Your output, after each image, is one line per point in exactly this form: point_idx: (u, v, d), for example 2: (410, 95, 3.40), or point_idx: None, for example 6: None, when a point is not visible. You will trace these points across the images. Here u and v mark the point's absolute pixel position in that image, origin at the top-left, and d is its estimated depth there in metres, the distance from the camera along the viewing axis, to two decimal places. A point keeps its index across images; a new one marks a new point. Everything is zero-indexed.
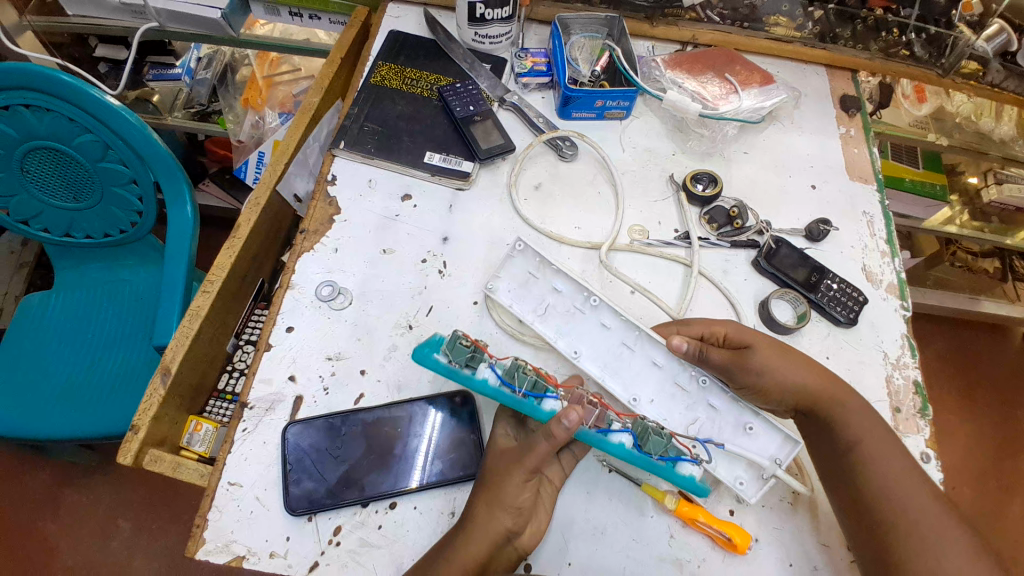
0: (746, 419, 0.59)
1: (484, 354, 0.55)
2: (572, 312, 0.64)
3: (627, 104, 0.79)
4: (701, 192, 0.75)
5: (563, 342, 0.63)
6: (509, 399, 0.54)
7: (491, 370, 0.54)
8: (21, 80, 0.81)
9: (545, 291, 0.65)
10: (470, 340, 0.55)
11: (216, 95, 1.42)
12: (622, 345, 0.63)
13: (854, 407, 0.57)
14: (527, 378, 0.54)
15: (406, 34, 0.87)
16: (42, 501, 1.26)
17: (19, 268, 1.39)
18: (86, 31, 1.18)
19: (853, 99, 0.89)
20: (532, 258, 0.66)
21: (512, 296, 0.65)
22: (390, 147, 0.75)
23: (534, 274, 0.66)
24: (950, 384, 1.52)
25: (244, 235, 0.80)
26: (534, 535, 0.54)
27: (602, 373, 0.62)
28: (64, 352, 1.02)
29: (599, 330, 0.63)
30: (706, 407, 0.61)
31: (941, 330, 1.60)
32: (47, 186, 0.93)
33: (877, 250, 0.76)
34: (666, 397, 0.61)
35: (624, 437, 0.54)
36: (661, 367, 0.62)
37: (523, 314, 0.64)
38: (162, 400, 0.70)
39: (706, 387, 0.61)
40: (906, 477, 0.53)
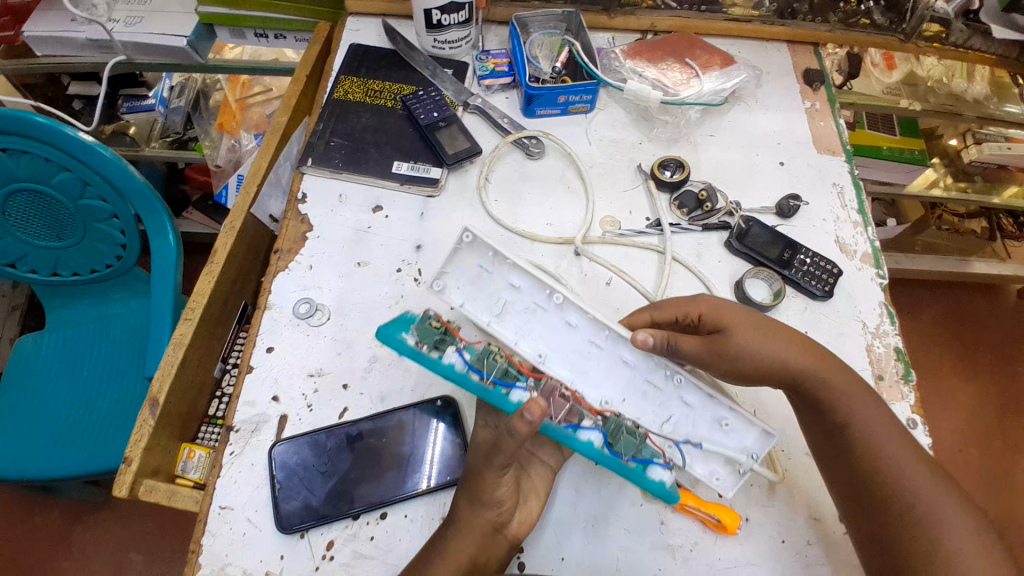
0: (721, 415, 0.57)
1: (454, 339, 0.54)
2: (533, 309, 0.58)
3: (590, 97, 0.80)
4: (669, 179, 0.75)
5: (525, 344, 0.57)
6: (474, 385, 0.53)
7: (458, 355, 0.54)
8: None
9: (502, 288, 0.58)
10: (440, 322, 0.54)
11: (191, 122, 1.43)
12: (590, 343, 0.57)
13: (840, 381, 0.55)
14: (496, 366, 0.54)
15: (366, 47, 0.87)
16: (52, 541, 1.27)
17: (11, 311, 1.41)
18: (56, 70, 1.18)
19: (817, 72, 0.89)
20: (484, 252, 0.57)
21: (465, 295, 0.57)
22: (358, 161, 0.75)
23: (489, 268, 0.58)
24: (948, 346, 1.52)
25: (222, 260, 0.81)
26: (521, 531, 0.55)
27: (570, 376, 0.57)
28: (60, 390, 1.02)
29: (564, 329, 0.58)
30: (680, 403, 0.57)
31: (933, 293, 1.60)
32: (31, 228, 0.93)
33: (850, 221, 0.77)
34: (638, 395, 0.57)
35: (593, 434, 0.54)
36: (630, 365, 0.58)
37: (477, 315, 0.57)
38: (153, 430, 0.71)
39: (679, 385, 0.57)
40: (897, 446, 0.53)
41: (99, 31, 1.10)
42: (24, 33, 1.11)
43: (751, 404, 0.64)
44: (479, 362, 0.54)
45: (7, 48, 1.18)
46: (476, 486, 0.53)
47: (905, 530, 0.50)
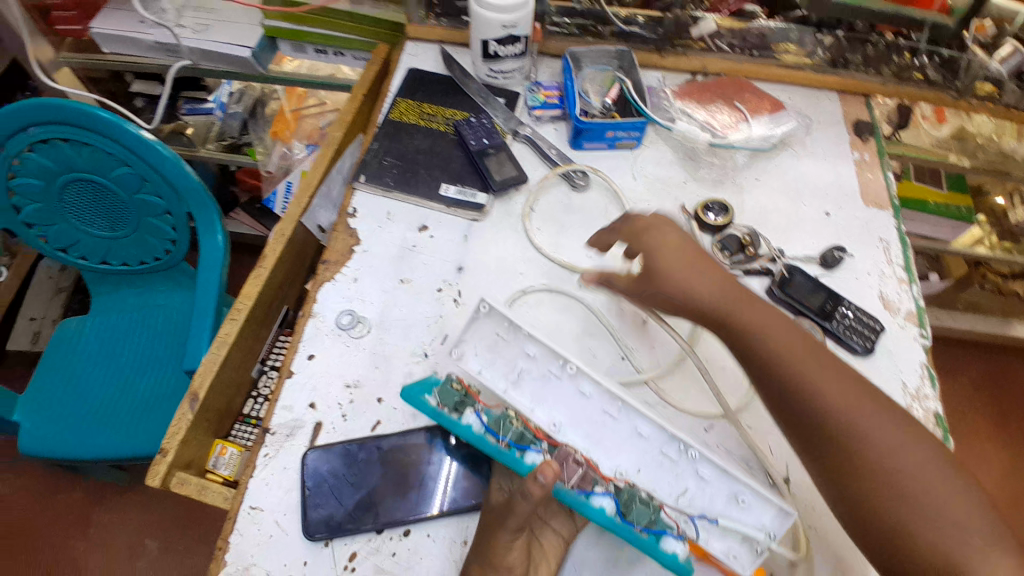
0: (738, 490, 0.56)
1: (474, 402, 0.60)
2: (547, 376, 0.61)
3: (637, 134, 0.81)
4: (713, 221, 0.76)
5: (540, 411, 0.61)
6: (491, 447, 0.57)
7: (476, 417, 0.59)
8: (63, 118, 0.86)
9: (517, 355, 0.62)
10: (461, 386, 0.61)
11: (247, 128, 1.48)
12: (604, 413, 0.60)
13: (816, 371, 0.52)
14: (511, 429, 0.58)
15: (423, 71, 0.90)
16: (73, 519, 1.32)
17: (57, 293, 1.55)
18: (121, 68, 1.24)
19: (867, 124, 0.89)
20: (500, 320, 0.62)
21: (482, 361, 0.62)
22: (409, 181, 0.78)
23: (504, 336, 0.62)
24: (984, 409, 1.48)
25: (270, 265, 0.84)
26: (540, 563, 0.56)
27: (584, 444, 0.60)
28: (102, 374, 1.07)
29: (578, 398, 0.61)
30: (695, 476, 0.58)
31: (971, 353, 1.56)
32: (84, 216, 0.98)
33: (894, 277, 0.76)
34: (653, 467, 0.59)
35: (606, 501, 0.56)
36: (646, 437, 0.59)
37: (494, 383, 0.61)
38: (190, 424, 0.73)
39: (695, 460, 0.58)
40: (890, 443, 0.49)
41: (167, 36, 1.16)
42: (92, 29, 1.17)
43: (783, 454, 0.64)
44: (496, 426, 0.59)
45: (74, 42, 1.25)
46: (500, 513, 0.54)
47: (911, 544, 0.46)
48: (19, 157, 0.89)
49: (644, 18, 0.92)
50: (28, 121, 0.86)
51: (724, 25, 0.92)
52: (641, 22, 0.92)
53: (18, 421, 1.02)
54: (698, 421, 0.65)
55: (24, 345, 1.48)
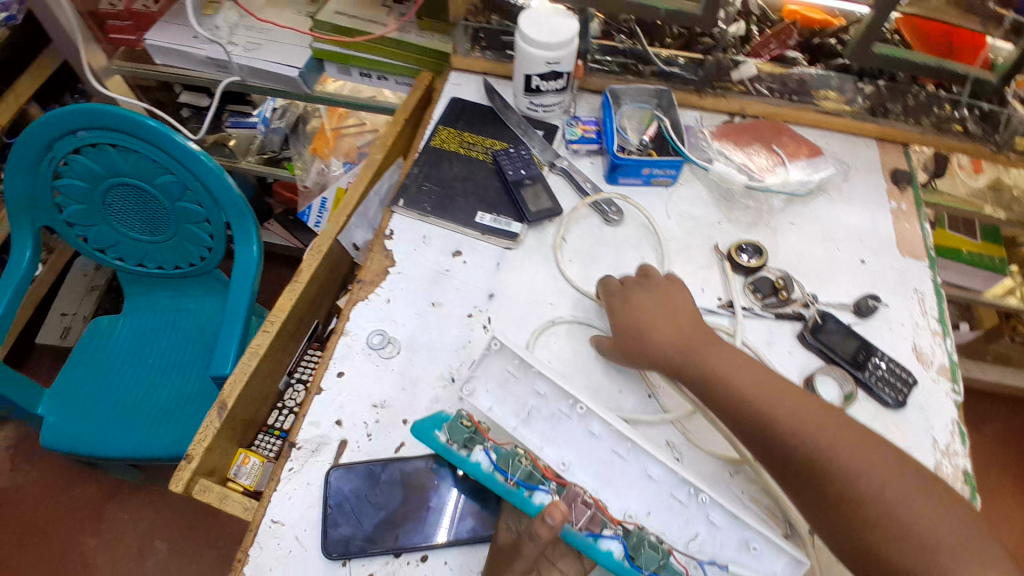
0: (749, 537, 0.56)
1: (484, 439, 0.59)
2: (557, 416, 0.61)
3: (673, 173, 0.82)
4: (745, 263, 0.76)
5: (550, 450, 0.60)
6: (500, 487, 0.56)
7: (485, 454, 0.58)
8: (117, 126, 0.90)
9: (528, 393, 0.62)
10: (470, 422, 0.59)
11: (287, 143, 1.53)
12: (614, 453, 0.60)
13: (789, 410, 0.54)
14: (520, 468, 0.56)
15: (466, 101, 0.93)
16: (86, 514, 1.34)
17: (90, 290, 1.60)
18: (171, 79, 1.31)
19: (904, 174, 0.89)
20: (511, 357, 0.62)
21: (493, 398, 0.62)
22: (446, 207, 0.80)
23: (514, 373, 0.62)
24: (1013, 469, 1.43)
25: (304, 280, 0.86)
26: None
27: (593, 484, 0.59)
28: (128, 375, 1.10)
29: (588, 438, 0.60)
30: (706, 521, 0.57)
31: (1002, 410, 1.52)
32: (127, 220, 1.03)
33: (928, 330, 0.75)
34: (663, 510, 0.58)
35: (614, 544, 0.54)
36: (656, 480, 0.58)
37: (503, 420, 0.61)
38: (217, 432, 0.75)
39: (705, 504, 0.57)
40: (875, 471, 0.49)
41: (219, 52, 1.21)
42: (148, 41, 1.23)
43: None
44: (505, 464, 0.57)
45: (126, 50, 1.32)
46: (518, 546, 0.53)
47: None
48: (66, 159, 0.94)
49: (685, 60, 0.94)
50: (78, 124, 0.90)
51: (765, 70, 0.94)
52: (682, 63, 0.93)
53: (45, 415, 1.05)
54: (722, 466, 0.64)
55: (54, 340, 1.53)
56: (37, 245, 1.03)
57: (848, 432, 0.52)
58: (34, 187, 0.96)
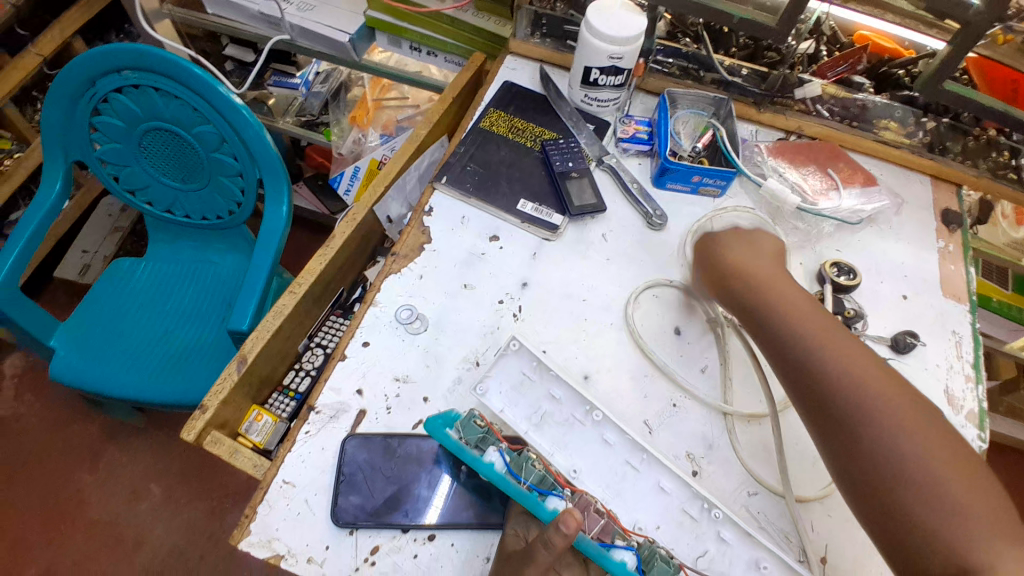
0: (760, 557, 0.55)
1: (496, 440, 0.58)
2: (570, 422, 0.62)
3: (723, 183, 0.80)
4: (839, 279, 0.75)
5: (560, 456, 0.60)
6: (513, 489, 0.54)
7: (499, 455, 0.56)
8: (161, 69, 0.90)
9: (542, 397, 0.63)
10: (484, 422, 0.58)
11: (327, 109, 1.54)
12: (626, 464, 0.60)
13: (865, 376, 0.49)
14: (534, 472, 0.55)
15: (519, 86, 0.91)
16: (85, 452, 1.35)
17: (113, 231, 1.61)
18: (220, 29, 1.31)
19: (955, 215, 0.86)
20: (526, 360, 0.64)
21: (505, 401, 0.63)
22: (488, 189, 0.79)
23: (529, 375, 0.64)
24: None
25: (336, 246, 0.85)
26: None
27: (603, 494, 0.58)
28: (144, 319, 1.10)
29: (601, 446, 0.61)
30: (716, 539, 0.56)
31: (1005, 464, 1.51)
32: (161, 164, 1.03)
33: (961, 373, 0.73)
34: (673, 525, 0.57)
35: (627, 556, 0.53)
36: (668, 493, 0.58)
37: (516, 423, 0.62)
38: (234, 385, 0.75)
39: (718, 520, 0.56)
40: (928, 444, 0.45)
41: (273, 8, 1.21)
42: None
43: (823, 535, 0.60)
44: (518, 468, 0.56)
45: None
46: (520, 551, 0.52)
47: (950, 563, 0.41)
48: (108, 96, 0.94)
49: (747, 71, 0.91)
50: (122, 63, 0.90)
51: (828, 91, 0.90)
52: (745, 74, 0.91)
53: (57, 347, 1.05)
54: (741, 485, 0.62)
55: (73, 276, 1.54)
56: (67, 178, 1.04)
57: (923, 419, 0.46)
58: (73, 121, 0.97)
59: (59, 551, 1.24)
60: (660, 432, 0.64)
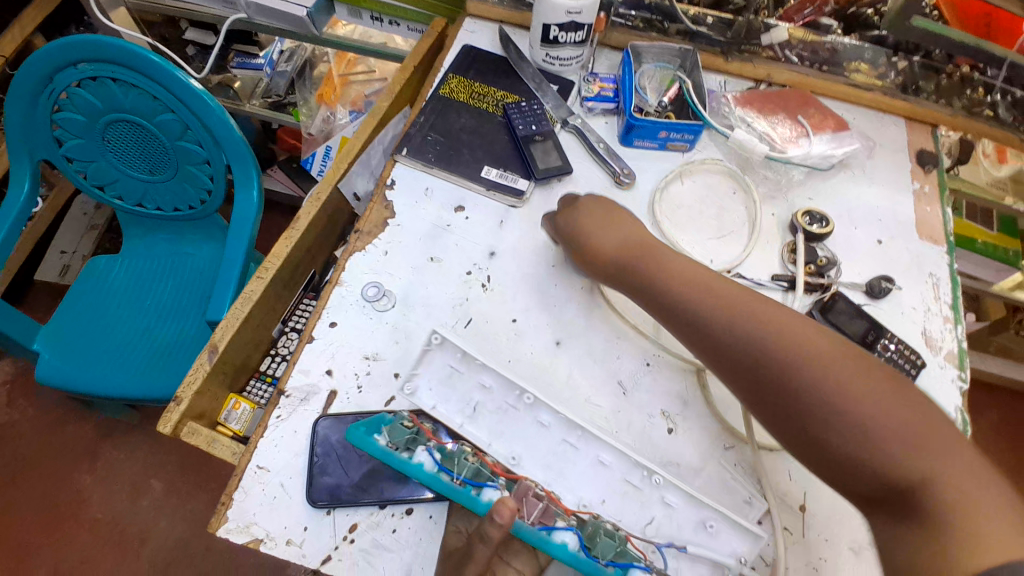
0: (706, 516, 0.54)
1: (426, 440, 0.56)
2: (503, 409, 0.59)
3: (691, 138, 0.78)
4: (812, 229, 0.74)
5: (498, 445, 0.58)
6: (445, 486, 0.51)
7: (428, 455, 0.53)
8: (116, 58, 0.86)
9: (473, 388, 0.60)
10: (412, 423, 0.56)
11: (293, 88, 1.49)
12: (564, 442, 0.58)
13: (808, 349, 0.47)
14: (466, 466, 0.53)
15: (479, 49, 0.88)
16: (80, 453, 1.35)
17: (90, 229, 1.58)
18: (177, 14, 1.26)
19: (930, 155, 0.85)
20: (453, 352, 0.60)
21: (436, 396, 0.59)
22: (450, 159, 0.76)
23: (457, 368, 0.60)
24: (994, 457, 1.48)
25: (302, 227, 0.83)
26: (528, 565, 0.55)
27: (544, 477, 0.57)
28: (125, 315, 1.09)
29: (536, 428, 0.58)
30: (662, 504, 0.55)
31: (988, 400, 1.56)
32: (126, 157, 0.99)
33: (939, 315, 0.72)
34: (618, 497, 0.56)
35: (568, 536, 0.50)
36: (608, 466, 0.57)
37: (449, 418, 0.59)
38: (207, 374, 0.74)
39: (660, 486, 0.55)
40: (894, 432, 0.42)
41: None
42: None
43: (802, 482, 0.61)
44: (450, 463, 0.54)
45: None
46: (460, 551, 0.51)
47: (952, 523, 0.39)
48: (67, 91, 0.91)
49: (713, 19, 0.89)
50: (79, 56, 0.87)
51: (796, 36, 0.89)
52: (710, 23, 0.89)
53: (39, 350, 1.03)
54: (714, 439, 0.62)
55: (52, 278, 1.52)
56: (35, 179, 1.01)
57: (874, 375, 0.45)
58: (31, 120, 0.93)
59: (65, 551, 1.25)
60: (635, 392, 0.64)
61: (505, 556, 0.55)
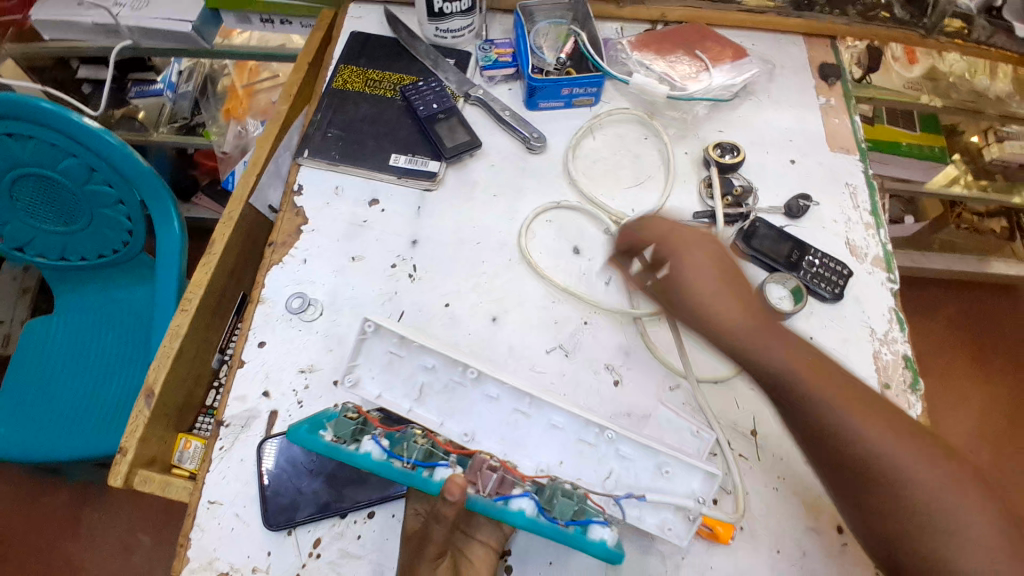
0: (662, 461, 0.55)
1: (373, 429, 0.53)
2: (451, 386, 0.58)
3: (595, 90, 0.78)
4: (727, 160, 0.74)
5: (451, 423, 0.57)
6: (395, 472, 0.50)
7: (375, 443, 0.51)
8: (5, 110, 0.81)
9: (416, 370, 0.58)
10: (357, 413, 0.54)
11: (198, 108, 1.42)
12: (516, 411, 0.57)
13: (873, 432, 0.47)
14: (417, 448, 0.52)
15: (368, 34, 0.85)
16: (62, 524, 1.29)
17: (21, 293, 1.48)
18: (65, 54, 1.16)
19: (832, 68, 0.86)
20: (391, 337, 0.57)
21: (380, 384, 0.57)
22: (355, 153, 0.74)
23: (397, 353, 0.58)
24: (954, 347, 1.57)
25: (219, 251, 0.80)
26: (495, 535, 0.55)
27: (501, 449, 0.56)
28: (69, 375, 1.03)
29: (485, 402, 0.58)
30: (618, 456, 0.56)
31: (942, 293, 1.64)
32: (38, 212, 0.93)
33: (861, 223, 0.74)
34: (574, 457, 0.56)
35: (525, 503, 0.50)
36: (561, 428, 0.57)
37: (396, 404, 0.57)
38: (148, 420, 0.71)
39: (614, 441, 0.55)
40: (919, 479, 0.45)
41: (105, 16, 1.08)
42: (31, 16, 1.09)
43: (750, 407, 0.63)
44: (399, 449, 0.52)
45: (15, 32, 1.15)
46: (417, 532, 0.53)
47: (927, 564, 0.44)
48: None
49: None
50: None
51: None
52: None
53: None
54: (663, 380, 0.63)
55: None
56: None
57: (935, 465, 0.46)
58: None
59: None
60: (578, 352, 0.64)
61: (469, 530, 0.55)
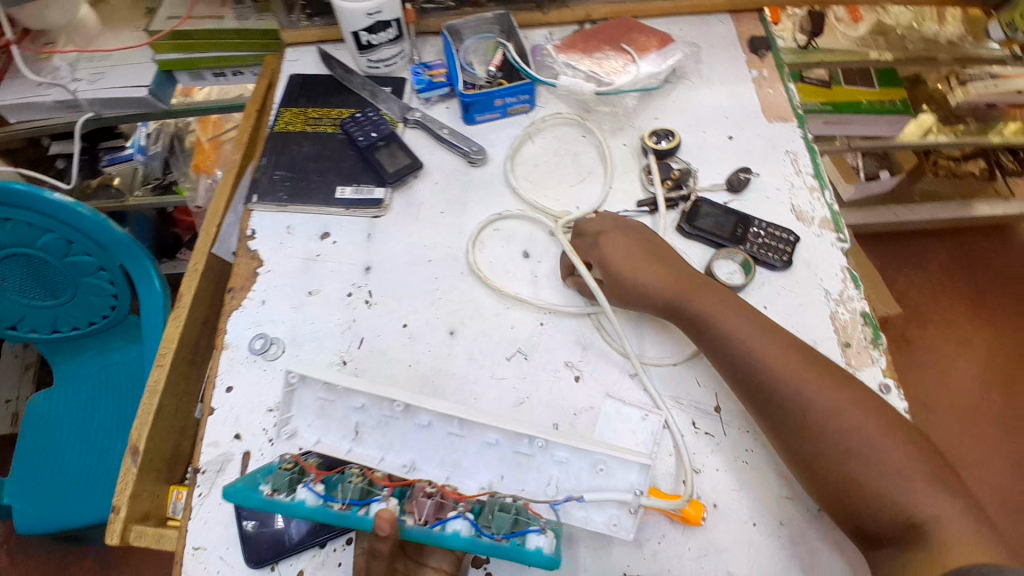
0: (597, 460, 0.55)
1: (307, 477, 0.54)
2: (384, 420, 0.58)
3: (527, 97, 0.79)
4: (662, 147, 0.76)
5: (391, 457, 0.58)
6: (329, 515, 0.50)
7: (309, 490, 0.52)
8: None
9: (347, 412, 0.59)
10: (292, 464, 0.54)
11: (169, 168, 1.44)
12: (450, 434, 0.57)
13: (829, 404, 0.54)
14: (352, 488, 0.52)
15: (306, 75, 0.87)
16: None
17: (24, 369, 1.51)
18: (33, 135, 1.17)
19: (762, 40, 0.88)
20: (316, 385, 0.58)
21: (317, 430, 0.59)
22: (303, 191, 0.76)
23: (327, 398, 0.58)
24: (953, 295, 1.55)
25: (188, 303, 0.82)
26: (446, 560, 0.55)
27: (442, 474, 0.58)
28: (76, 443, 1.05)
29: (419, 431, 0.58)
30: (554, 461, 0.56)
31: (933, 245, 1.63)
32: (26, 289, 0.96)
33: (805, 187, 0.75)
34: (512, 469, 0.57)
35: (460, 524, 0.50)
36: (497, 443, 0.57)
37: (335, 447, 0.58)
38: (137, 477, 0.72)
39: (546, 447, 0.55)
40: (870, 445, 0.52)
41: (64, 92, 1.10)
42: None
43: (710, 384, 0.64)
44: (334, 490, 0.52)
45: None
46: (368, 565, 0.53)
47: (892, 519, 0.50)
48: None
49: None
50: None
51: None
52: None
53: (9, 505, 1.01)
54: (623, 369, 0.64)
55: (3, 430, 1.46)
56: None
57: (886, 426, 0.53)
58: None
59: None
60: (536, 353, 0.65)
61: (421, 559, 0.56)
